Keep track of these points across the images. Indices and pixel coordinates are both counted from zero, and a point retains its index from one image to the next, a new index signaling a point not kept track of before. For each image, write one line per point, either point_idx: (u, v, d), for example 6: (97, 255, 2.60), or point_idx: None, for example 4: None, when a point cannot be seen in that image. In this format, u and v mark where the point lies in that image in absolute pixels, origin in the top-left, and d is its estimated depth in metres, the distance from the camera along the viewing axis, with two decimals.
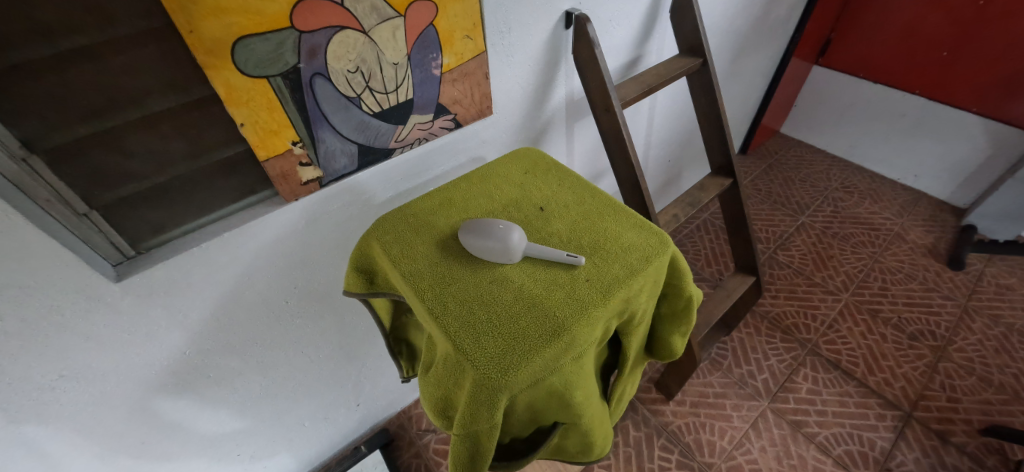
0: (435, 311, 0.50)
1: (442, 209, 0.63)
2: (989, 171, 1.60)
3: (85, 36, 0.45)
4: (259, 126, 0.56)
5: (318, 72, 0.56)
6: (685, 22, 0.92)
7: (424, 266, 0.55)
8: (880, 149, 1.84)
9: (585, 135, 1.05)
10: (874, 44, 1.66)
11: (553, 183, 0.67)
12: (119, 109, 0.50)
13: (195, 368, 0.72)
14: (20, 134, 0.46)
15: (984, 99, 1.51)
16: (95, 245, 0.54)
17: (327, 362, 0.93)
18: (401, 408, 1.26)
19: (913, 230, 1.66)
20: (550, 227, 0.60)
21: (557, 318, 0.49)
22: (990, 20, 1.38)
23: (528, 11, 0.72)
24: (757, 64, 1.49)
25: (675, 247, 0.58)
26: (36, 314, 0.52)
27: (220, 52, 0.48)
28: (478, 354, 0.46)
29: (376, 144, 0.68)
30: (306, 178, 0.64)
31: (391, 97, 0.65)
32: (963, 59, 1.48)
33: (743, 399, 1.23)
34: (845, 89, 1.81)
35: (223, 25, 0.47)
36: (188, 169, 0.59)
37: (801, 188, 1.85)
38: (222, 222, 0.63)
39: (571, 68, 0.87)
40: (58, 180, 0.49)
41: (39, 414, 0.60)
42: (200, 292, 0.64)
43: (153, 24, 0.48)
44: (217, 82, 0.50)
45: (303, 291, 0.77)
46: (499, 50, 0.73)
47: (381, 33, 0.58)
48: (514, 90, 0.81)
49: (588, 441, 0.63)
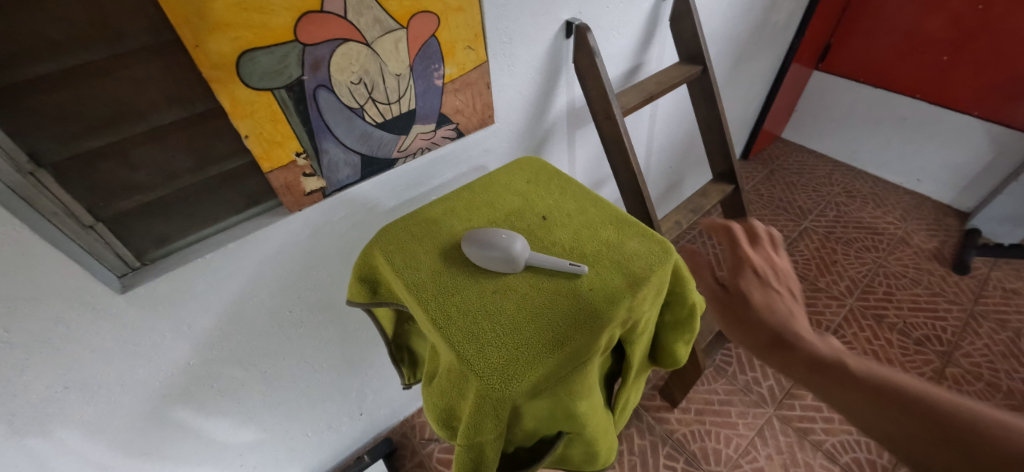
0: (438, 320, 0.50)
1: (445, 218, 0.63)
2: (991, 174, 1.59)
3: (92, 52, 0.46)
4: (263, 138, 0.56)
5: (321, 85, 0.56)
6: (684, 30, 0.93)
7: (426, 276, 0.55)
8: (882, 153, 1.84)
9: (587, 143, 1.05)
10: (873, 49, 1.66)
11: (554, 192, 0.68)
12: (125, 123, 0.51)
13: (198, 378, 0.72)
14: (27, 147, 0.46)
15: (984, 103, 1.51)
16: (101, 257, 0.54)
17: (330, 372, 0.93)
18: (403, 417, 1.26)
19: (917, 234, 1.66)
20: (552, 236, 0.61)
21: (559, 328, 0.49)
22: (989, 25, 1.39)
23: (530, 21, 0.73)
24: (758, 70, 1.50)
25: (677, 255, 0.58)
26: (41, 327, 0.52)
27: (226, 66, 0.49)
28: (480, 365, 0.46)
29: (379, 154, 0.69)
30: (309, 188, 0.65)
31: (393, 108, 0.65)
32: (963, 63, 1.49)
33: (748, 407, 1.22)
34: (846, 94, 1.81)
35: (228, 39, 0.48)
36: (194, 181, 0.59)
37: (803, 193, 1.85)
38: (225, 233, 0.63)
39: (572, 77, 0.87)
40: (64, 192, 0.49)
41: (44, 425, 0.60)
42: (204, 302, 0.64)
43: (161, 41, 0.49)
44: (223, 95, 0.51)
45: (306, 301, 0.77)
46: (501, 60, 0.74)
47: (384, 45, 0.59)
48: (516, 100, 0.81)
49: (592, 452, 0.62)
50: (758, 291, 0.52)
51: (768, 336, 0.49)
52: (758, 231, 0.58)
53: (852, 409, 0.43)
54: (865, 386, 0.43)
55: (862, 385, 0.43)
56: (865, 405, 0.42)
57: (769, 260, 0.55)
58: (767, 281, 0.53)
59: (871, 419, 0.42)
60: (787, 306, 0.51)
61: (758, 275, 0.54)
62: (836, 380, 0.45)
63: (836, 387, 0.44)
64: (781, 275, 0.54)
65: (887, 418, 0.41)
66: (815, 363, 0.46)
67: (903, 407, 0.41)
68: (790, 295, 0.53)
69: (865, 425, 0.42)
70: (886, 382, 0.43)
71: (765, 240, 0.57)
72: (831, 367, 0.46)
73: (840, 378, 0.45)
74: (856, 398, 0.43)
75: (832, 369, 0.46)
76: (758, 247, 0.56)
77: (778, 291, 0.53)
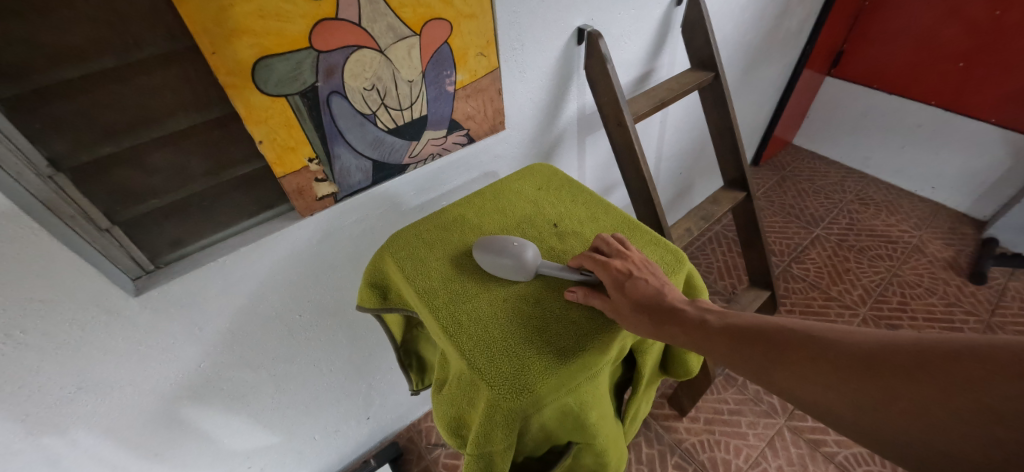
0: (449, 329, 0.49)
1: (456, 224, 0.63)
2: (1008, 183, 1.57)
3: (111, 58, 0.46)
4: (277, 143, 0.57)
5: (334, 91, 0.57)
6: (697, 36, 0.93)
7: (438, 283, 0.55)
8: (895, 160, 1.81)
9: (597, 148, 1.05)
10: (887, 55, 1.64)
11: (565, 199, 0.67)
12: (142, 128, 0.51)
13: (209, 381, 0.72)
14: (47, 152, 0.47)
15: (1001, 111, 1.48)
16: (115, 259, 0.55)
17: (339, 375, 0.93)
18: (410, 421, 1.25)
19: (932, 243, 1.63)
20: (564, 244, 0.60)
21: (570, 340, 0.48)
22: (1005, 32, 1.37)
23: (541, 28, 0.73)
24: (769, 76, 1.48)
25: (689, 265, 0.58)
26: (57, 329, 0.53)
27: (242, 72, 0.50)
28: (491, 374, 0.45)
29: (390, 160, 0.69)
30: (321, 194, 0.65)
31: (405, 114, 0.66)
32: (979, 70, 1.46)
33: (758, 417, 1.20)
34: (859, 101, 1.79)
35: (245, 46, 0.48)
36: (208, 185, 0.60)
37: (814, 200, 1.83)
38: (238, 237, 0.64)
39: (583, 83, 0.87)
40: (82, 195, 0.50)
41: (58, 425, 0.61)
42: (215, 305, 0.65)
43: (179, 48, 0.49)
44: (238, 102, 0.51)
45: (316, 304, 0.78)
46: (512, 66, 0.74)
47: (396, 51, 0.59)
48: (526, 105, 0.81)
49: (602, 463, 0.61)
50: (629, 285, 0.50)
51: (651, 321, 0.48)
52: (607, 238, 0.56)
53: (730, 360, 0.45)
54: (737, 337, 0.45)
55: (736, 338, 0.45)
56: (737, 354, 0.44)
57: (630, 258, 0.53)
58: (633, 275, 0.51)
59: (746, 365, 0.43)
60: (657, 286, 0.50)
61: (623, 271, 0.51)
62: (714, 339, 0.46)
63: (715, 344, 0.45)
64: (641, 267, 0.53)
65: (756, 358, 0.43)
66: (694, 327, 0.47)
67: (769, 347, 0.42)
68: (657, 280, 0.52)
69: (743, 371, 0.44)
70: (750, 329, 0.45)
71: (617, 244, 0.56)
72: (706, 328, 0.46)
73: (717, 335, 0.46)
74: (730, 349, 0.44)
75: (706, 328, 0.46)
76: (613, 250, 0.55)
77: (644, 278, 0.51)
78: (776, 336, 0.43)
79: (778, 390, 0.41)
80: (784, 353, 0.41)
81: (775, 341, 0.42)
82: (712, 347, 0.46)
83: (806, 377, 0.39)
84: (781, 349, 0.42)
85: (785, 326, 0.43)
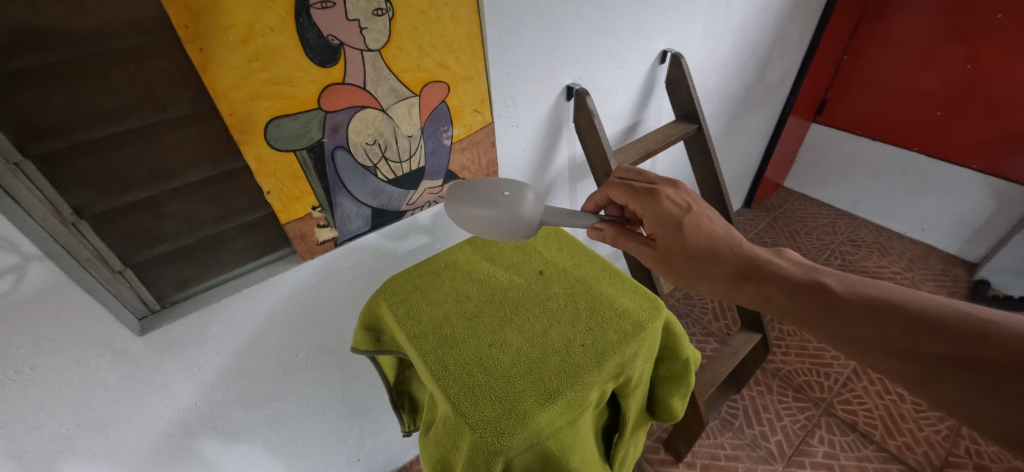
0: (437, 372, 0.52)
1: (447, 270, 0.67)
2: (995, 226, 1.61)
3: (139, 120, 0.52)
4: (283, 193, 0.61)
5: (339, 145, 0.62)
6: (680, 92, 0.99)
7: (427, 328, 0.58)
8: (883, 203, 1.87)
9: (588, 194, 1.10)
10: (868, 104, 1.72)
11: (553, 247, 0.71)
12: (160, 181, 0.56)
13: (203, 419, 0.73)
14: (72, 201, 0.51)
15: (981, 157, 1.54)
16: (125, 299, 0.58)
17: (331, 416, 0.93)
18: (402, 464, 1.23)
19: (925, 284, 1.65)
20: (548, 292, 0.64)
21: (551, 383, 0.51)
22: (980, 84, 1.44)
23: (533, 86, 0.79)
24: (755, 124, 1.56)
25: (666, 310, 0.61)
26: (64, 367, 0.55)
27: (255, 131, 0.55)
28: (475, 418, 0.48)
29: (389, 207, 0.73)
30: (322, 238, 0.69)
31: (404, 165, 0.71)
32: (957, 120, 1.53)
33: (756, 463, 1.18)
34: (845, 146, 1.86)
35: (259, 109, 0.54)
36: (216, 232, 0.64)
37: (806, 241, 1.87)
38: (242, 279, 0.68)
39: (572, 134, 0.93)
40: (98, 238, 0.54)
41: (51, 462, 0.62)
42: (216, 344, 0.68)
43: (200, 110, 0.55)
44: (250, 156, 0.56)
45: (312, 344, 0.80)
46: (505, 120, 0.79)
47: (397, 110, 0.65)
48: (519, 155, 0.86)
49: None
50: (687, 217, 0.59)
51: (718, 274, 0.57)
52: (646, 173, 0.66)
53: (843, 323, 0.49)
54: (876, 306, 0.48)
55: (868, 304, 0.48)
56: (863, 320, 0.48)
57: (677, 188, 0.63)
58: (692, 210, 0.60)
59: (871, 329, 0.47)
60: (721, 228, 0.59)
61: (682, 206, 0.60)
62: (828, 298, 0.50)
63: (831, 305, 0.50)
64: (697, 202, 0.61)
65: (907, 344, 0.45)
66: (813, 291, 0.52)
67: (901, 318, 0.46)
68: (717, 219, 0.60)
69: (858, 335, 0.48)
70: (901, 308, 0.47)
71: (655, 176, 0.66)
72: (822, 291, 0.51)
73: (858, 312, 0.48)
74: (854, 312, 0.48)
75: (822, 289, 0.51)
76: (652, 178, 0.65)
77: (705, 215, 0.59)
78: (939, 319, 0.45)
79: (920, 379, 0.44)
80: (945, 347, 0.43)
81: (925, 321, 0.45)
82: (849, 324, 0.48)
83: (967, 375, 0.42)
84: (942, 338, 0.44)
85: (952, 312, 0.45)
